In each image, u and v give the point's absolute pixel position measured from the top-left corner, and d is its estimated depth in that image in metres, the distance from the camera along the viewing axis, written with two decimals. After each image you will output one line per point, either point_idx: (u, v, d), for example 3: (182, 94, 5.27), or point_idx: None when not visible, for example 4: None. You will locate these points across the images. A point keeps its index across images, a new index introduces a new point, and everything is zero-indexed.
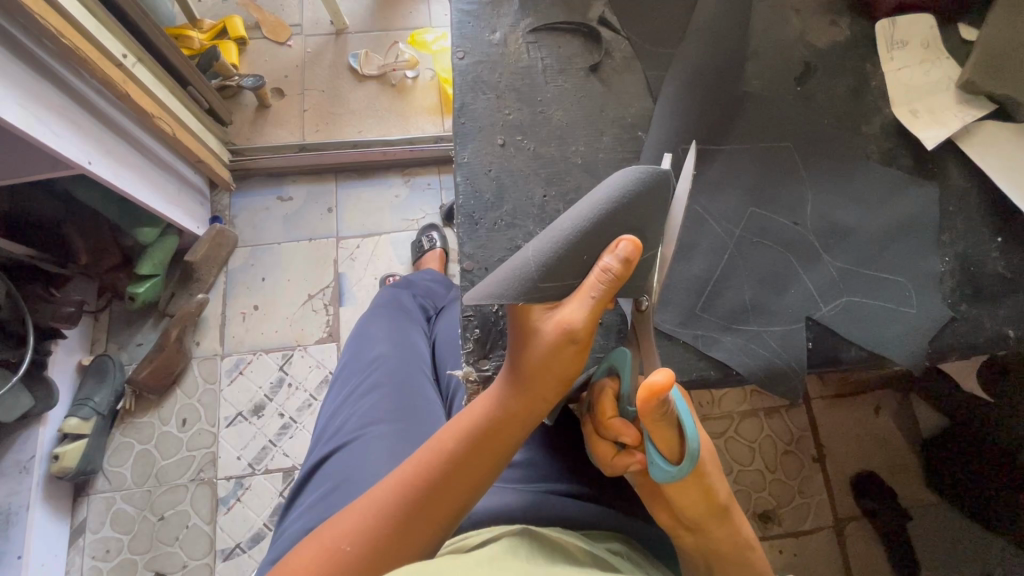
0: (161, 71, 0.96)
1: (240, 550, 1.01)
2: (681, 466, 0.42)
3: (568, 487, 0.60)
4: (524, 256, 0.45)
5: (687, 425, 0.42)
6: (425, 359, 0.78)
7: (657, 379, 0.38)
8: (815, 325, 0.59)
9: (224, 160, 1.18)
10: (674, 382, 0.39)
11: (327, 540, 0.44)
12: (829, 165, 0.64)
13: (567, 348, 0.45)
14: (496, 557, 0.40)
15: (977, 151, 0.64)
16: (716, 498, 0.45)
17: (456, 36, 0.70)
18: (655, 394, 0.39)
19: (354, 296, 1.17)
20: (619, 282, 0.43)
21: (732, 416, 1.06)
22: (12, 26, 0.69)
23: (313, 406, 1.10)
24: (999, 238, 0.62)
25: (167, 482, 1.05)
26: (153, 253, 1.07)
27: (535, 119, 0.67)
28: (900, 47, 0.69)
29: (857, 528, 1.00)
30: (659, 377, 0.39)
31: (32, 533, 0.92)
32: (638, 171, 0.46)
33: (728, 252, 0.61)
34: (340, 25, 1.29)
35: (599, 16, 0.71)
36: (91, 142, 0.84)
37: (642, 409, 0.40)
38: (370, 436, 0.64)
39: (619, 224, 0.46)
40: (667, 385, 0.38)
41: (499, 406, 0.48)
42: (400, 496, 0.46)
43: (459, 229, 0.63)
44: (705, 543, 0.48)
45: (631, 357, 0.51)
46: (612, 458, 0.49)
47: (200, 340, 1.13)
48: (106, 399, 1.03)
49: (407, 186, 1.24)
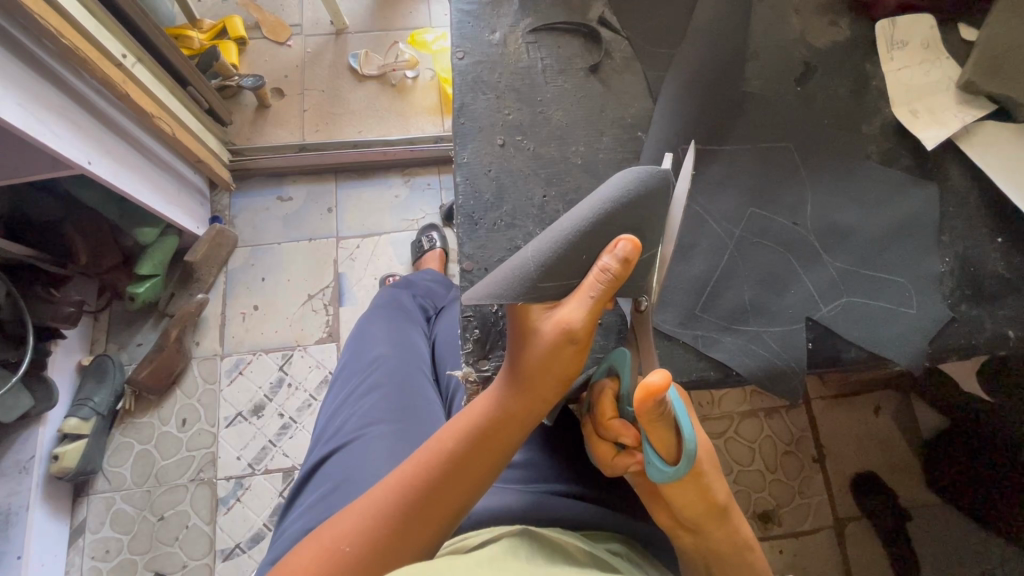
0: (161, 71, 0.96)
1: (240, 550, 1.01)
2: (678, 466, 0.42)
3: (568, 487, 0.60)
4: (523, 256, 0.45)
5: (685, 426, 0.42)
6: (425, 359, 0.78)
7: (653, 380, 0.38)
8: (815, 326, 0.59)
9: (224, 160, 1.18)
10: (671, 383, 0.39)
11: (327, 540, 0.44)
12: (829, 166, 0.64)
13: (566, 348, 0.45)
14: (496, 557, 0.40)
15: (977, 151, 0.64)
16: (715, 498, 0.45)
17: (456, 36, 0.70)
18: (652, 395, 0.39)
19: (354, 296, 1.17)
20: (619, 282, 0.43)
21: (732, 416, 1.06)
22: (12, 26, 0.69)
23: (313, 406, 1.10)
24: (999, 238, 0.62)
25: (167, 482, 1.05)
26: (153, 254, 1.07)
27: (535, 119, 0.67)
28: (901, 47, 0.69)
29: (858, 528, 0.99)
30: (655, 377, 0.39)
31: (32, 533, 0.92)
32: (638, 172, 0.46)
33: (728, 252, 0.61)
34: (340, 25, 1.29)
35: (599, 16, 0.71)
36: (91, 142, 0.84)
37: (639, 409, 0.40)
38: (370, 437, 0.64)
39: (619, 224, 0.46)
40: (664, 385, 0.38)
41: (498, 406, 0.48)
42: (400, 496, 0.46)
43: (459, 230, 0.63)
44: (705, 544, 0.48)
45: (631, 357, 0.51)
46: (612, 459, 0.49)
47: (200, 340, 1.13)
48: (106, 399, 1.03)
49: (407, 186, 1.24)
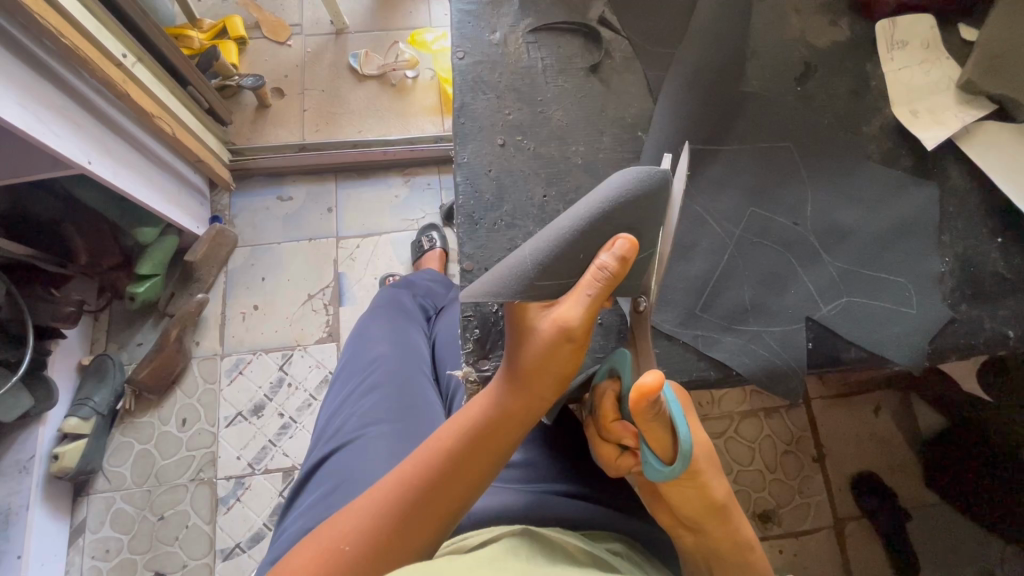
0: (161, 71, 0.96)
1: (240, 550, 1.01)
2: (674, 466, 0.42)
3: (567, 487, 0.60)
4: (521, 255, 0.45)
5: (680, 425, 0.42)
6: (425, 359, 0.78)
7: (646, 380, 0.39)
8: (815, 326, 0.59)
9: (224, 160, 1.18)
10: (663, 383, 0.39)
11: (327, 540, 0.44)
12: (829, 165, 0.64)
13: (564, 346, 0.45)
14: (496, 557, 0.40)
15: (977, 151, 0.64)
16: (715, 497, 0.45)
17: (456, 36, 0.70)
18: (645, 395, 0.39)
19: (354, 296, 1.17)
20: (617, 281, 0.43)
21: (732, 416, 1.06)
22: (12, 26, 0.69)
23: (313, 406, 1.10)
24: (999, 238, 0.62)
25: (166, 482, 1.05)
26: (153, 253, 1.07)
27: (535, 119, 0.67)
28: (901, 47, 0.69)
29: (858, 528, 0.99)
30: (648, 377, 0.39)
31: (31, 532, 0.92)
32: (638, 172, 0.46)
33: (728, 252, 0.61)
34: (340, 25, 1.29)
35: (599, 16, 0.71)
36: (91, 142, 0.84)
37: (634, 409, 0.40)
38: (370, 436, 0.64)
39: (617, 224, 0.46)
40: (656, 385, 0.38)
41: (497, 404, 0.48)
42: (399, 496, 0.45)
43: (459, 230, 0.63)
44: (705, 542, 0.48)
45: (631, 358, 0.51)
46: (615, 460, 0.49)
47: (200, 340, 1.13)
48: (106, 399, 1.03)
49: (407, 186, 1.24)
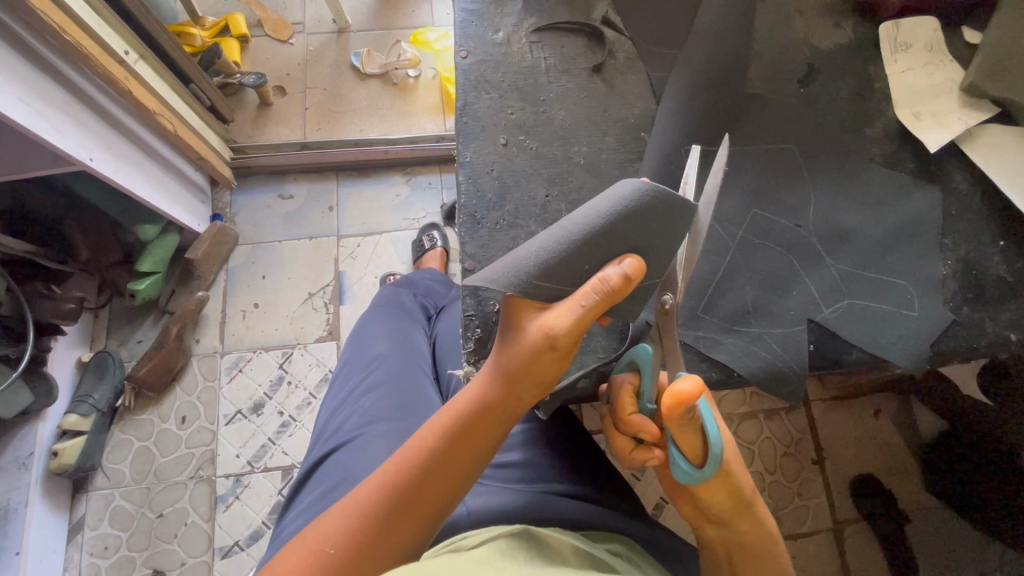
0: (161, 67, 0.96)
1: (239, 548, 1.01)
2: (704, 469, 0.43)
3: (567, 488, 0.60)
4: (529, 250, 0.45)
5: (712, 429, 0.42)
6: (425, 359, 0.78)
7: (686, 387, 0.38)
8: (816, 327, 0.59)
9: (224, 159, 1.17)
10: (702, 390, 0.39)
11: (311, 542, 0.44)
12: (831, 167, 0.64)
13: (547, 353, 0.44)
14: (494, 557, 0.40)
15: (979, 153, 0.64)
16: (743, 494, 0.45)
17: (459, 35, 0.70)
18: (682, 402, 0.38)
19: (354, 295, 1.17)
20: (616, 297, 0.42)
21: (732, 417, 1.05)
22: (13, 21, 0.69)
23: (313, 405, 1.09)
24: (1001, 241, 0.62)
25: (166, 479, 1.04)
26: (153, 250, 1.06)
27: (538, 119, 0.67)
28: (905, 49, 0.68)
29: (857, 530, 1.00)
30: (688, 385, 0.38)
31: (30, 528, 0.92)
32: (660, 189, 0.44)
33: (729, 253, 0.61)
34: (342, 23, 1.29)
35: (603, 16, 0.71)
36: (92, 138, 0.84)
37: (667, 416, 0.40)
38: (369, 436, 0.64)
39: (628, 243, 0.46)
40: (695, 393, 0.38)
41: (478, 402, 0.47)
42: (378, 498, 0.45)
43: (461, 229, 0.63)
44: (730, 539, 0.48)
45: (652, 353, 0.50)
46: (629, 452, 0.49)
47: (200, 338, 1.13)
48: (106, 396, 1.03)
49: (407, 185, 1.24)
